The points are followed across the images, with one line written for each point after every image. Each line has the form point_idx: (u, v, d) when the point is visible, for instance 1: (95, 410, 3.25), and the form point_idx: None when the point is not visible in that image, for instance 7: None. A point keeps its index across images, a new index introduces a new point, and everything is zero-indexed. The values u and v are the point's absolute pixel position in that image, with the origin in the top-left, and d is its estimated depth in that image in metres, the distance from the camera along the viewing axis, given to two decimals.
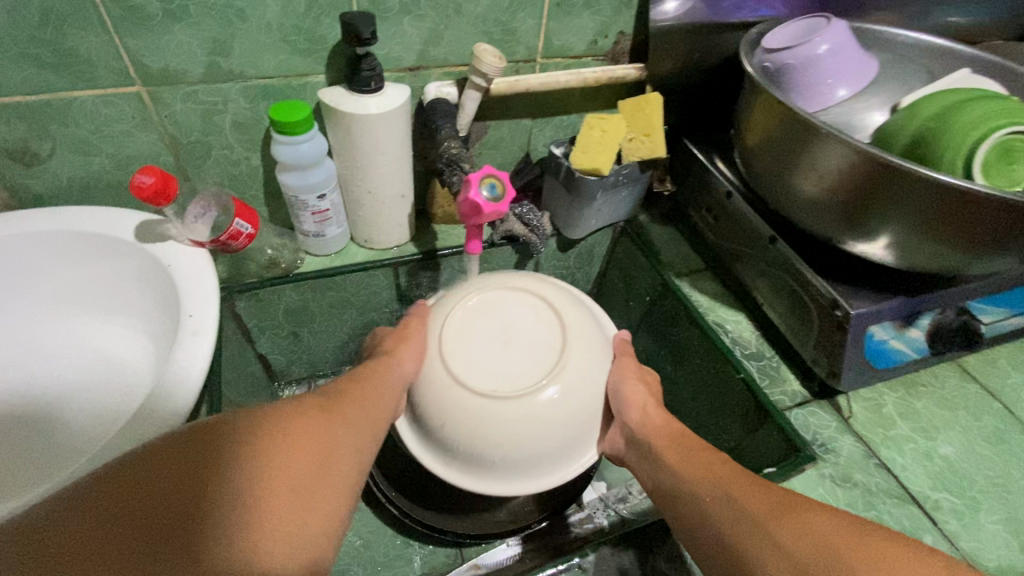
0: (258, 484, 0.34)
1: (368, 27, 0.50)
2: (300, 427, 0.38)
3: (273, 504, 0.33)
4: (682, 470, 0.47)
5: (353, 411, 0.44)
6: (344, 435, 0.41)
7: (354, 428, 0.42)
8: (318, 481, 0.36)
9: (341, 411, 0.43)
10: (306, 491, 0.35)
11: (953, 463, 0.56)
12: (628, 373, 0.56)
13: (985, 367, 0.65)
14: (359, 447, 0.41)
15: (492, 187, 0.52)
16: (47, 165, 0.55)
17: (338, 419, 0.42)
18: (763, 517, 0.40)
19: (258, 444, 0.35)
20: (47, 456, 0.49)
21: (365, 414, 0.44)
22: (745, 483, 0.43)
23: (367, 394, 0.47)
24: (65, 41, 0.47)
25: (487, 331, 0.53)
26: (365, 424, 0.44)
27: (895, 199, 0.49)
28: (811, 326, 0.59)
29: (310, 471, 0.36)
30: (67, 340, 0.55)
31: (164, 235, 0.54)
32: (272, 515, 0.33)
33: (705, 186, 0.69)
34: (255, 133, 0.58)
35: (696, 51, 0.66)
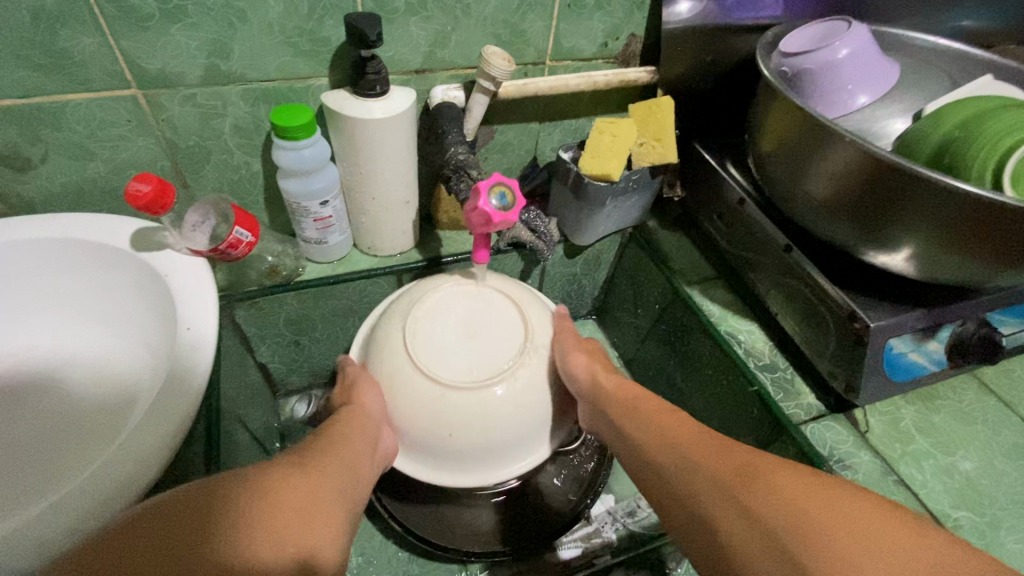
0: (248, 526, 0.33)
1: (374, 29, 0.48)
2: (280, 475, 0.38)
3: (268, 546, 0.33)
4: (649, 442, 0.46)
5: (333, 459, 0.43)
6: (327, 478, 0.40)
7: (337, 477, 0.41)
8: (311, 519, 0.36)
9: (320, 460, 0.42)
10: (301, 527, 0.35)
11: (973, 479, 0.55)
12: (569, 348, 0.55)
13: (1002, 379, 0.63)
14: (343, 492, 0.41)
15: (502, 196, 0.50)
16: (40, 170, 0.53)
17: (319, 465, 0.41)
18: (724, 477, 0.38)
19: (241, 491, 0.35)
20: (31, 478, 0.47)
21: (346, 464, 0.43)
22: (709, 450, 0.41)
23: (342, 442, 0.46)
24: (57, 42, 0.45)
25: (460, 332, 0.51)
26: (345, 471, 0.43)
27: (916, 211, 0.48)
28: (828, 337, 0.57)
29: (301, 510, 0.36)
30: (57, 353, 0.53)
31: (160, 243, 0.52)
32: (270, 552, 0.33)
33: (717, 192, 0.67)
34: (255, 137, 0.56)
35: (709, 54, 0.64)
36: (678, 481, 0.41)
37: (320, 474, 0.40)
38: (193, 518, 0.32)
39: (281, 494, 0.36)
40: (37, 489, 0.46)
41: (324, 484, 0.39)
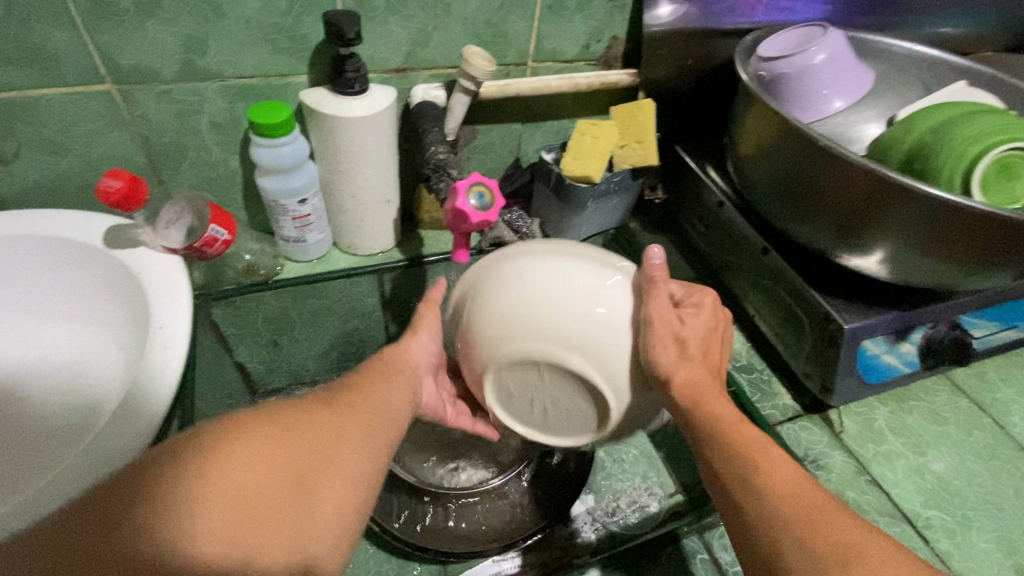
0: (247, 499, 0.31)
1: (353, 26, 0.48)
2: (280, 432, 0.35)
3: (254, 523, 0.31)
4: (722, 464, 0.40)
5: (366, 400, 0.41)
6: (337, 433, 0.37)
7: (349, 426, 0.38)
8: (320, 478, 0.35)
9: (352, 402, 0.40)
10: (307, 491, 0.34)
11: (944, 479, 0.55)
12: (652, 346, 0.42)
13: (975, 381, 0.64)
14: (371, 436, 0.39)
15: (480, 195, 0.50)
16: (13, 166, 0.52)
17: (342, 417, 0.38)
18: (820, 553, 0.34)
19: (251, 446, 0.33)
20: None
21: (367, 409, 0.40)
22: (803, 501, 0.36)
23: (383, 378, 0.44)
24: (31, 36, 0.45)
25: (512, 376, 0.44)
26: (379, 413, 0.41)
27: (890, 216, 0.48)
28: (803, 339, 0.58)
29: (308, 471, 0.34)
30: (28, 353, 0.52)
31: (134, 241, 0.51)
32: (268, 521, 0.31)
33: (697, 195, 0.68)
34: (233, 135, 0.56)
35: (690, 57, 0.64)
36: (768, 540, 0.36)
37: (347, 420, 0.38)
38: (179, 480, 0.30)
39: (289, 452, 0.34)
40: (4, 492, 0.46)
41: (348, 433, 0.38)
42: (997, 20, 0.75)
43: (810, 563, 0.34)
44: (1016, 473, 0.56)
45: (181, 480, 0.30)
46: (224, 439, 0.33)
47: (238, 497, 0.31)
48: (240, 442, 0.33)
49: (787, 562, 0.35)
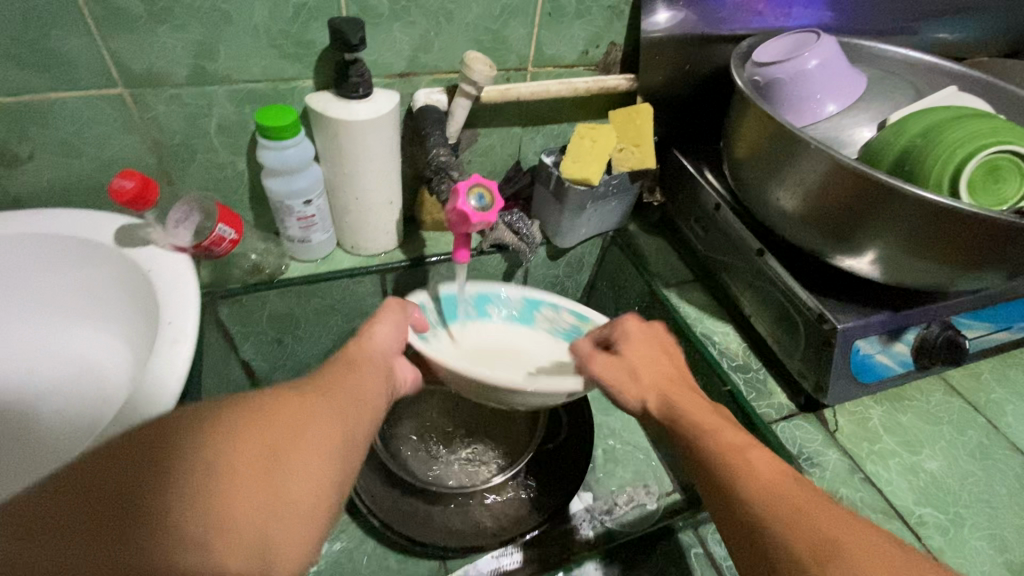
0: (243, 463, 0.31)
1: (357, 33, 0.49)
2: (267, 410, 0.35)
3: (248, 488, 0.31)
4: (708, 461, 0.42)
5: (339, 389, 0.41)
6: (321, 412, 0.38)
7: (330, 407, 0.39)
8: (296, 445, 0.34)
9: (323, 386, 0.41)
10: (283, 457, 0.33)
11: (937, 477, 0.56)
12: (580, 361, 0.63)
13: (969, 382, 0.65)
14: (345, 414, 0.39)
15: (480, 196, 0.52)
16: (27, 166, 0.53)
17: (322, 399, 0.39)
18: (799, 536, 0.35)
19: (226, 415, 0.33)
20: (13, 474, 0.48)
21: (343, 395, 0.41)
22: (781, 490, 0.37)
23: (351, 368, 0.45)
24: (47, 41, 0.46)
25: None
26: (350, 393, 0.42)
27: (881, 211, 0.49)
28: (798, 338, 0.59)
29: (284, 439, 0.34)
30: (42, 348, 0.54)
31: (144, 240, 0.52)
32: (247, 482, 0.31)
33: (694, 198, 0.69)
34: (240, 137, 0.57)
35: (688, 63, 0.66)
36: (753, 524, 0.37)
37: (320, 399, 0.39)
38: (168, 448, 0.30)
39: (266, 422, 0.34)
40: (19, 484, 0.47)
41: (322, 409, 0.38)
42: (992, 26, 0.76)
43: (790, 536, 0.35)
44: (1009, 472, 0.57)
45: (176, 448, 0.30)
46: (200, 411, 0.33)
47: (214, 460, 0.31)
48: (227, 420, 0.33)
49: (770, 538, 0.35)
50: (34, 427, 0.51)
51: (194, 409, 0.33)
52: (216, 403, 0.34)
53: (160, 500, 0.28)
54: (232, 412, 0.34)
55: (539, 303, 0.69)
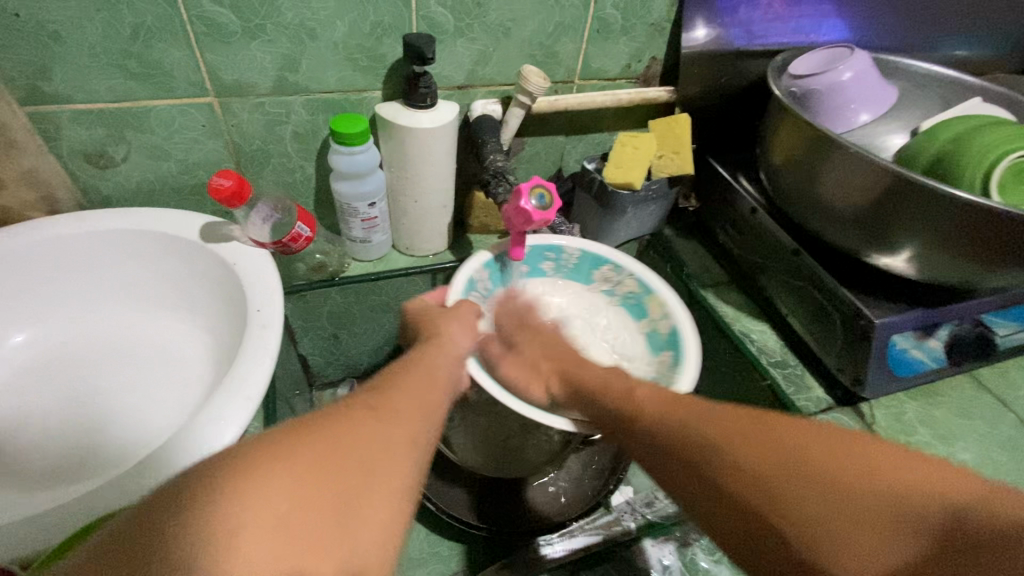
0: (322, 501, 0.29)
1: (430, 47, 0.54)
2: (337, 431, 0.32)
3: (327, 527, 0.28)
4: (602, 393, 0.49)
5: (401, 395, 0.39)
6: (394, 429, 0.35)
7: (397, 421, 0.36)
8: (368, 482, 0.31)
9: (393, 401, 0.38)
10: (353, 496, 0.30)
11: (971, 467, 0.59)
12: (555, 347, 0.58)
13: (999, 379, 0.68)
14: (415, 438, 0.36)
15: (541, 196, 0.55)
16: (119, 168, 0.58)
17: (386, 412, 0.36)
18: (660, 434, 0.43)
19: (302, 447, 0.30)
20: (104, 446, 0.48)
21: (406, 402, 0.38)
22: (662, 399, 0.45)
23: (415, 373, 0.43)
24: (152, 54, 0.51)
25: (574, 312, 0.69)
26: (420, 410, 0.39)
27: (931, 214, 0.52)
28: (835, 335, 0.62)
29: (353, 476, 0.31)
30: (127, 333, 0.56)
31: (228, 236, 0.56)
32: (319, 544, 0.28)
33: (730, 203, 0.73)
34: (312, 144, 0.62)
35: (723, 76, 0.70)
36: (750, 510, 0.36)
37: (388, 420, 0.36)
38: (235, 485, 0.27)
39: (342, 460, 0.31)
40: (111, 456, 0.47)
41: (391, 434, 0.35)
42: (1010, 43, 0.80)
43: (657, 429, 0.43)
44: None
45: (251, 483, 0.28)
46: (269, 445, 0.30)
47: (283, 509, 0.28)
48: (299, 445, 0.30)
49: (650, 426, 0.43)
50: (113, 405, 0.50)
51: (256, 443, 0.30)
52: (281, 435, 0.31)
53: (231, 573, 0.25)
54: (302, 448, 0.30)
55: (599, 260, 0.68)
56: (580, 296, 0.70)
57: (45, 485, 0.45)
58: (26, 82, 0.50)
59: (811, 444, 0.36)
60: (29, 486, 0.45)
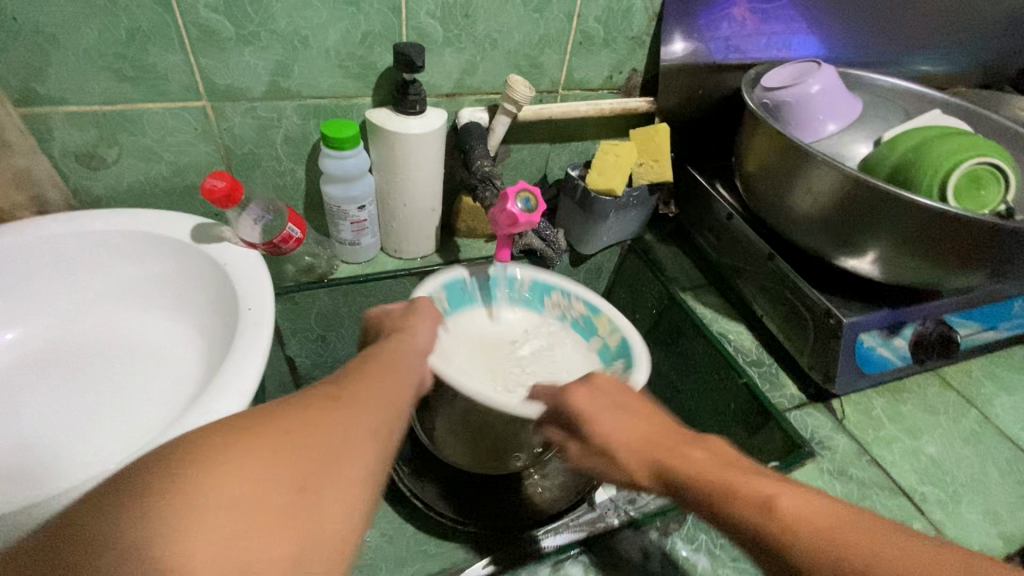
0: (274, 483, 0.27)
1: (420, 56, 0.56)
2: (296, 415, 0.31)
3: (281, 510, 0.27)
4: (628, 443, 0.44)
5: (366, 384, 0.38)
6: (358, 414, 0.34)
7: (362, 407, 0.35)
8: (330, 471, 0.30)
9: (358, 392, 0.36)
10: (313, 484, 0.29)
11: (937, 459, 0.62)
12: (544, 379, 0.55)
13: (962, 377, 0.72)
14: (380, 429, 0.35)
15: (526, 200, 0.57)
16: (110, 169, 0.59)
17: (351, 399, 0.35)
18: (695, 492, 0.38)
19: (259, 434, 0.29)
20: (91, 444, 0.48)
21: (372, 390, 0.37)
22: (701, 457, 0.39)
23: (381, 365, 0.42)
24: (146, 58, 0.52)
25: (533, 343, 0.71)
26: (385, 400, 0.37)
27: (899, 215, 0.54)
28: (807, 334, 0.65)
29: (313, 460, 0.29)
30: (115, 333, 0.57)
31: (219, 237, 0.57)
32: (271, 528, 0.26)
33: (708, 210, 0.76)
34: (303, 148, 0.63)
35: (700, 88, 0.73)
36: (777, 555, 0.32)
37: (351, 407, 0.34)
38: (181, 464, 0.26)
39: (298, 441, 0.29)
40: (99, 453, 0.48)
41: (353, 420, 0.33)
42: (969, 60, 0.85)
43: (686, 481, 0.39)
44: (998, 455, 0.63)
45: (197, 465, 0.26)
46: (223, 432, 0.28)
47: (239, 496, 0.26)
48: (254, 426, 0.29)
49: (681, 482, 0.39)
50: (101, 404, 0.51)
51: (204, 429, 0.28)
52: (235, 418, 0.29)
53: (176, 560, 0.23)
54: (258, 429, 0.29)
55: (550, 288, 0.71)
56: (534, 322, 0.72)
57: (32, 482, 0.45)
58: (19, 83, 0.50)
59: (903, 559, 0.28)
60: (16, 482, 0.45)
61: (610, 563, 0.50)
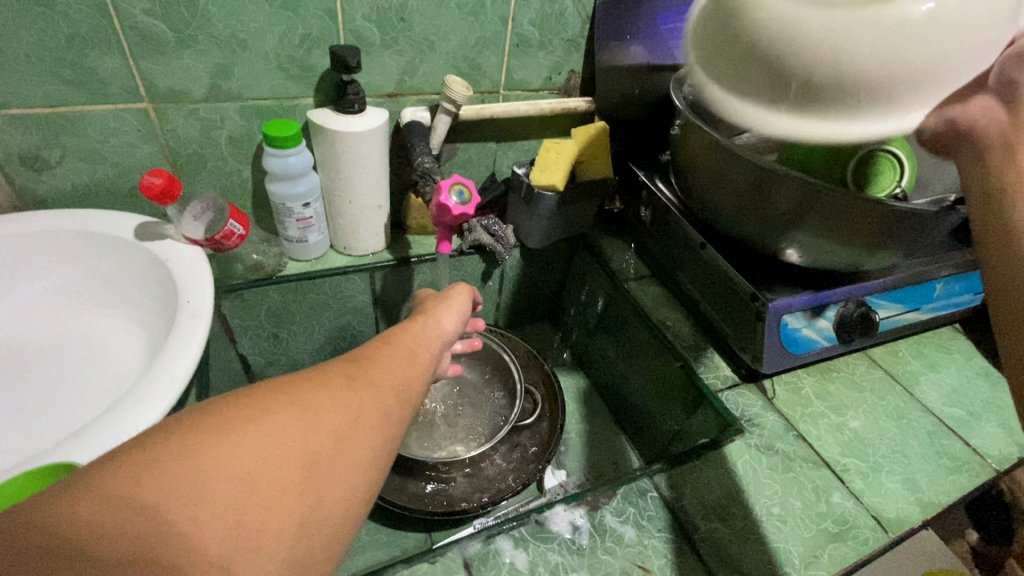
0: (283, 461, 0.27)
1: (355, 57, 0.59)
2: (314, 396, 0.31)
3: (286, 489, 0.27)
4: None
5: (386, 364, 0.36)
6: (376, 397, 0.33)
7: (380, 392, 0.34)
8: (338, 454, 0.29)
9: (378, 369, 0.35)
10: (321, 463, 0.29)
11: (860, 433, 0.65)
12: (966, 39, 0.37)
13: (889, 357, 0.76)
14: (390, 414, 0.33)
15: (460, 193, 0.60)
16: (54, 171, 0.60)
17: (370, 381, 0.34)
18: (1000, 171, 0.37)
19: (273, 417, 0.28)
20: (30, 436, 0.49)
21: (391, 373, 0.36)
22: None
23: (404, 343, 0.40)
24: (86, 61, 0.54)
25: None
26: (398, 384, 0.36)
27: (815, 207, 0.58)
28: (738, 317, 0.67)
29: (326, 442, 0.29)
30: (59, 331, 0.57)
31: (161, 235, 0.59)
32: (272, 506, 0.26)
33: (648, 204, 0.79)
34: (248, 148, 0.65)
35: (636, 87, 0.78)
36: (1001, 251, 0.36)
37: (370, 389, 0.33)
38: (201, 436, 0.26)
39: (312, 420, 0.29)
40: (35, 445, 0.48)
41: (370, 402, 0.33)
42: None
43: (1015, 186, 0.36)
44: (917, 428, 0.67)
45: (214, 437, 0.26)
46: (236, 408, 0.28)
47: (245, 472, 0.26)
48: (273, 407, 0.29)
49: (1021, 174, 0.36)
50: (42, 399, 0.52)
51: (227, 403, 0.28)
52: (256, 395, 0.29)
53: (182, 528, 0.24)
54: (274, 408, 0.29)
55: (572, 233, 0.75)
56: None
57: None
58: None
59: None
60: None
61: (539, 535, 0.52)
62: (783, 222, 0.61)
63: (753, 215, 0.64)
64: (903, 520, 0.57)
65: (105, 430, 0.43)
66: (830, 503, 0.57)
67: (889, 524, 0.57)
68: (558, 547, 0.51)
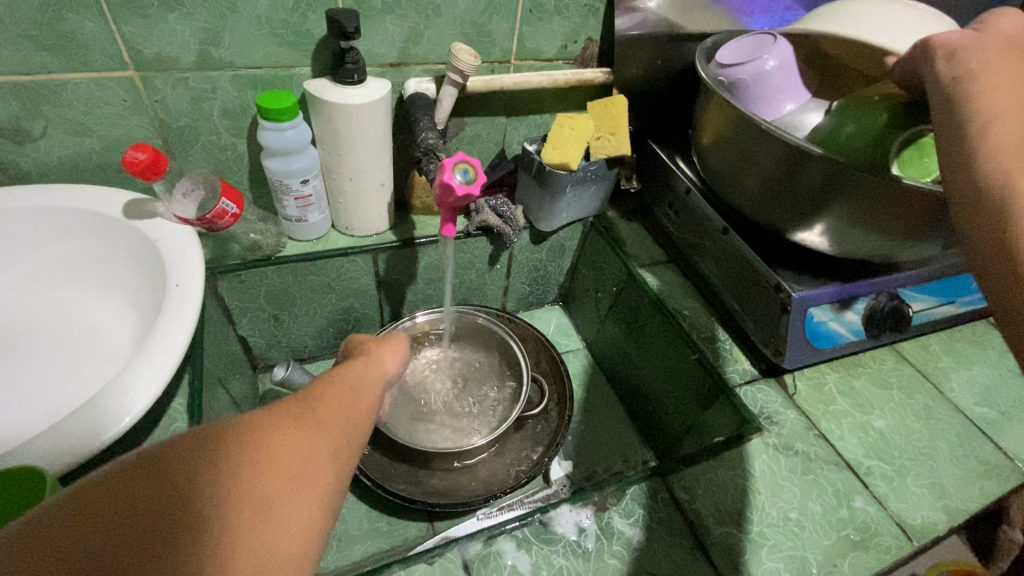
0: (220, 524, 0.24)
1: (352, 22, 0.54)
2: (250, 444, 0.27)
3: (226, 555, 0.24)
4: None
5: (329, 403, 0.33)
6: (318, 439, 0.30)
7: (324, 434, 0.31)
8: (285, 505, 0.26)
9: (320, 410, 0.32)
10: (265, 520, 0.25)
11: (885, 434, 0.62)
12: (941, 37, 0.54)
13: (919, 352, 0.71)
14: (339, 455, 0.31)
15: (465, 171, 0.56)
16: (38, 143, 0.57)
17: (311, 423, 0.31)
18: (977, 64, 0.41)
19: (221, 458, 0.26)
20: (14, 424, 0.47)
21: (335, 411, 0.33)
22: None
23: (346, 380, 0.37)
24: (64, 25, 0.50)
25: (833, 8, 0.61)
26: (348, 423, 0.33)
27: (849, 193, 0.53)
28: (761, 308, 0.63)
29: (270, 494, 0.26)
30: (48, 313, 0.55)
31: (151, 213, 0.56)
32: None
33: (668, 185, 0.74)
34: (241, 120, 0.62)
35: (658, 58, 0.72)
36: (976, 184, 0.36)
37: (313, 432, 0.30)
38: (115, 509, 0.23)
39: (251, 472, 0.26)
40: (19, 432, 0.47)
41: (314, 445, 0.30)
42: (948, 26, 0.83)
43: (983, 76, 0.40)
44: (948, 429, 0.63)
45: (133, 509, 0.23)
46: (163, 464, 0.25)
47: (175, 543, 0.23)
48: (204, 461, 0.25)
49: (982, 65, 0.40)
50: (29, 385, 0.50)
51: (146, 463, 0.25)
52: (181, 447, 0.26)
53: None
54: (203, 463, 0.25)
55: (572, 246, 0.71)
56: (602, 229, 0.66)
57: None
58: None
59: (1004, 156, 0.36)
60: None
61: (543, 537, 0.49)
62: (812, 207, 0.57)
63: (777, 203, 0.59)
64: (928, 528, 0.54)
65: (88, 422, 0.41)
66: (852, 509, 0.54)
67: (914, 533, 0.54)
68: (561, 549, 0.49)
